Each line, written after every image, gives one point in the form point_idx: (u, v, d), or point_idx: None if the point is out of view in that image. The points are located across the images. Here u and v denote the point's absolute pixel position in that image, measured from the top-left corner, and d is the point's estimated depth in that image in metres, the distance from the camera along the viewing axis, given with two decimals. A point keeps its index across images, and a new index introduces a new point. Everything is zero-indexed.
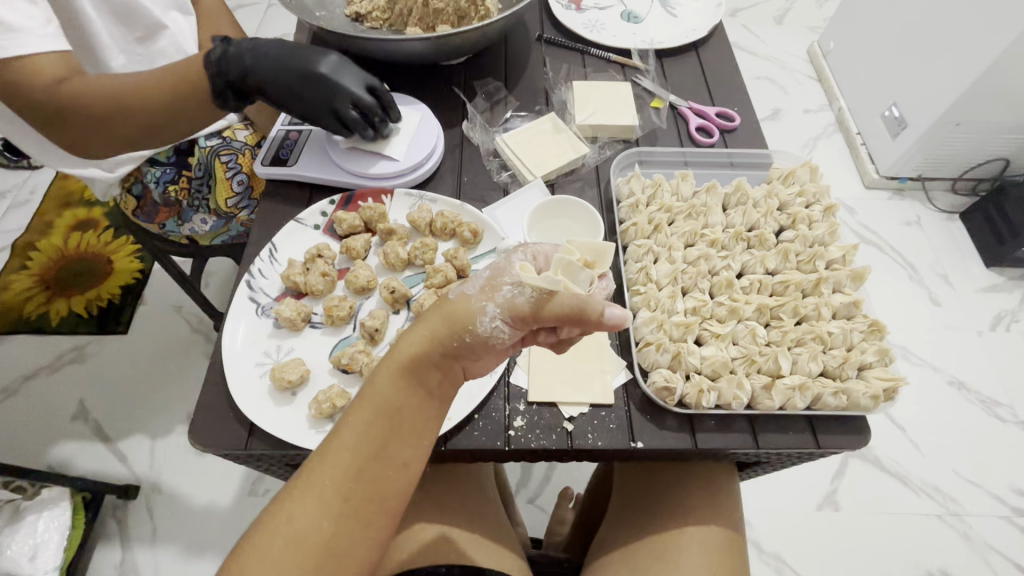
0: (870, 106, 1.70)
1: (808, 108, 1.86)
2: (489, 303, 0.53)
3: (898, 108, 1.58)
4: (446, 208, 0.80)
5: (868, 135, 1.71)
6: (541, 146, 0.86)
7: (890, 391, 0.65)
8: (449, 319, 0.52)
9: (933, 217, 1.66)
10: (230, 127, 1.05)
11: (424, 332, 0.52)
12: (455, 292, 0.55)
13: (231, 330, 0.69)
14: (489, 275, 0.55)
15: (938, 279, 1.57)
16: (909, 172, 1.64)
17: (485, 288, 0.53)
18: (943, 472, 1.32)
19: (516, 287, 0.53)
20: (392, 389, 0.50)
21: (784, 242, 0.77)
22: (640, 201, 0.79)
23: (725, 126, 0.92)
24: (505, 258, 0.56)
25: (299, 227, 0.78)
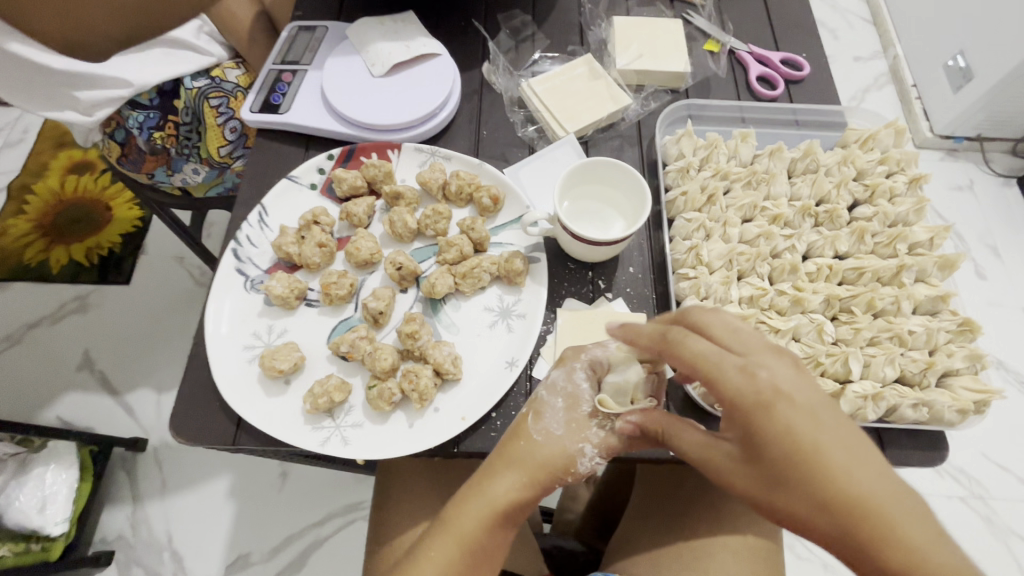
0: (930, 52, 1.44)
1: (858, 55, 1.58)
2: (587, 445, 0.49)
3: (965, 59, 1.34)
4: (462, 168, 0.69)
5: (925, 88, 1.45)
6: (574, 96, 0.73)
7: (980, 405, 0.56)
8: (542, 462, 0.48)
9: (988, 181, 1.44)
10: (219, 66, 0.91)
11: (518, 475, 0.48)
12: (537, 427, 0.50)
13: (216, 307, 0.60)
14: (568, 404, 0.51)
15: (987, 251, 1.37)
16: (967, 131, 1.41)
17: (573, 427, 0.50)
18: (970, 452, 1.15)
19: (606, 424, 0.50)
20: (480, 532, 0.47)
21: (860, 220, 0.66)
22: (690, 165, 0.67)
23: (792, 75, 0.77)
24: (567, 376, 0.52)
25: (292, 187, 0.68)
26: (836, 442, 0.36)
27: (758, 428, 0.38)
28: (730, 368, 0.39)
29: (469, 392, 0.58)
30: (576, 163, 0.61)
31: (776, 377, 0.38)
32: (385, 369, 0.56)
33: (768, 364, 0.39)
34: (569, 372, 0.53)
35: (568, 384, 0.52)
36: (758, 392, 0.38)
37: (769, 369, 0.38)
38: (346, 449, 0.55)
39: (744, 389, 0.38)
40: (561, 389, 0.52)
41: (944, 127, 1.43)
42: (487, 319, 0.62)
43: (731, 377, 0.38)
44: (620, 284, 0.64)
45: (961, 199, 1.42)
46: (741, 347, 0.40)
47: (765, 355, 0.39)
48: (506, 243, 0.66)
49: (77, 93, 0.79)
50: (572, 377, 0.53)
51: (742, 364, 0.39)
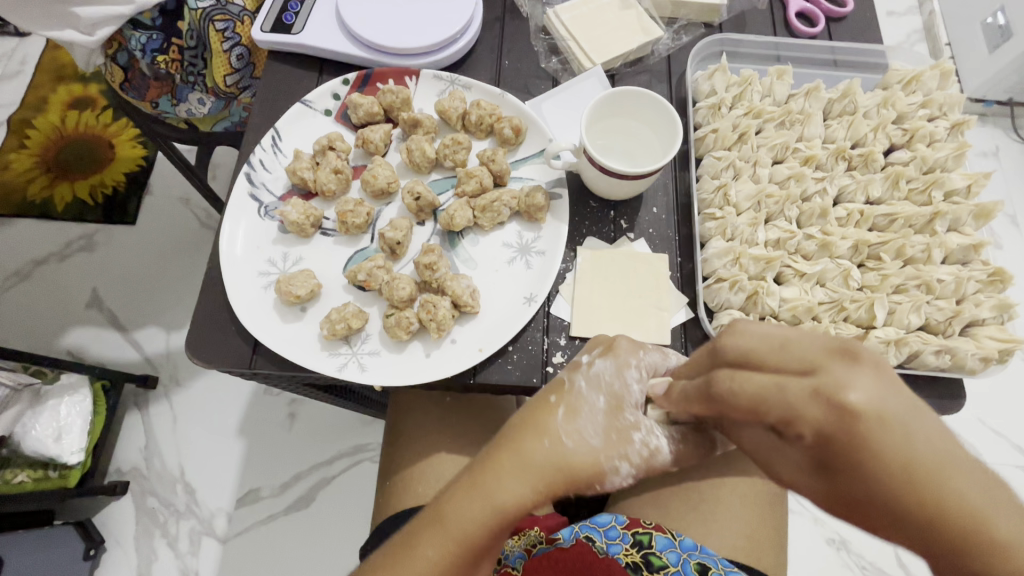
0: (968, 8, 1.36)
1: (891, 10, 1.41)
2: (623, 464, 0.45)
3: (1005, 17, 1.27)
4: (483, 98, 0.66)
5: (958, 47, 1.37)
6: (601, 25, 0.70)
7: (1005, 354, 0.55)
8: (562, 470, 0.43)
9: (1014, 149, 1.39)
10: None
11: (531, 481, 0.42)
12: (568, 428, 0.44)
13: (230, 231, 0.59)
14: (610, 406, 0.46)
15: (1006, 220, 1.33)
16: (998, 95, 1.35)
17: (612, 439, 0.45)
18: (966, 419, 1.16)
19: (652, 435, 0.46)
20: (485, 536, 0.42)
21: (896, 165, 0.63)
22: (722, 102, 0.64)
23: (833, 12, 0.73)
24: (617, 372, 0.48)
25: (307, 112, 0.65)
26: (932, 454, 0.32)
27: (847, 455, 0.31)
28: (799, 391, 0.31)
29: (486, 327, 0.57)
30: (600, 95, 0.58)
31: (861, 397, 0.30)
32: (403, 299, 0.55)
33: (848, 377, 0.31)
34: (619, 368, 0.48)
35: (614, 380, 0.48)
36: (843, 415, 0.30)
37: (854, 385, 0.30)
38: (363, 375, 0.54)
39: (827, 416, 0.30)
40: (605, 385, 0.47)
41: (975, 89, 1.36)
42: (506, 255, 0.61)
43: (798, 405, 0.31)
44: (643, 224, 0.62)
45: (984, 165, 1.38)
46: (801, 363, 0.32)
47: (834, 363, 0.31)
48: (526, 178, 0.64)
49: (76, 10, 0.76)
50: (621, 374, 0.48)
51: (813, 383, 0.31)
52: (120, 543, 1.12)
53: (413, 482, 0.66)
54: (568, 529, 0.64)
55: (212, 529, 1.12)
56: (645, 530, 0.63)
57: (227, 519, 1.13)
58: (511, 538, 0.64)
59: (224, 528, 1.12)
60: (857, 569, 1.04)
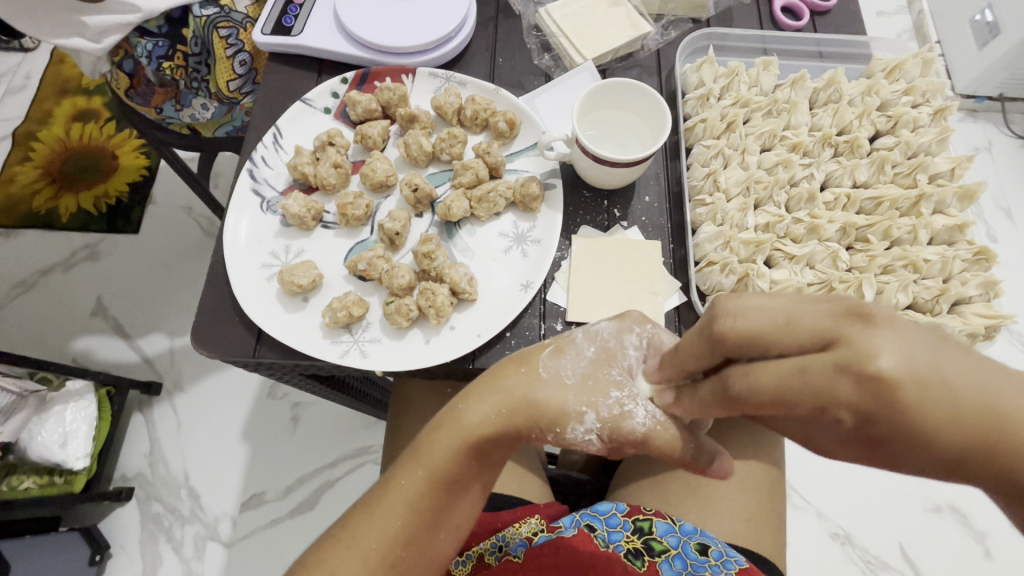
0: (957, 5, 1.37)
1: (881, 9, 1.47)
2: (590, 411, 0.43)
3: (993, 13, 1.29)
4: (478, 93, 0.68)
5: (948, 44, 1.40)
6: (591, 22, 0.73)
7: (991, 330, 0.56)
8: (528, 401, 0.44)
9: (1006, 143, 1.41)
10: None
11: (494, 408, 0.44)
12: (547, 363, 0.45)
13: (233, 224, 0.61)
14: (600, 355, 0.45)
15: (1000, 213, 1.35)
16: (990, 91, 1.37)
17: (586, 385, 0.44)
18: None
19: (632, 400, 0.43)
20: (453, 464, 0.44)
21: (881, 150, 0.65)
22: (710, 92, 0.66)
23: (818, 6, 0.75)
24: (617, 333, 0.46)
25: (306, 110, 0.67)
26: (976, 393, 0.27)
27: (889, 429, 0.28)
28: (822, 371, 0.28)
29: (484, 313, 0.59)
30: (593, 87, 0.59)
31: (895, 364, 0.27)
32: (402, 286, 0.57)
33: (872, 343, 0.27)
34: (621, 330, 0.46)
35: (612, 340, 0.46)
36: (874, 387, 0.27)
37: (883, 349, 0.27)
38: (364, 362, 0.56)
39: (858, 396, 0.27)
40: (601, 341, 0.46)
41: (966, 85, 1.38)
42: (502, 244, 0.63)
43: (826, 388, 0.28)
44: (636, 213, 0.64)
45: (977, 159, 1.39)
46: (813, 337, 0.29)
47: (850, 331, 0.28)
48: (521, 169, 0.66)
49: (85, 19, 0.80)
50: (621, 336, 0.46)
51: (835, 359, 0.28)
52: (125, 549, 1.13)
53: None
54: (569, 517, 0.65)
55: (216, 533, 1.13)
56: (646, 517, 0.64)
57: (232, 523, 1.13)
58: (513, 526, 0.64)
59: (228, 532, 1.13)
60: (861, 563, 1.04)
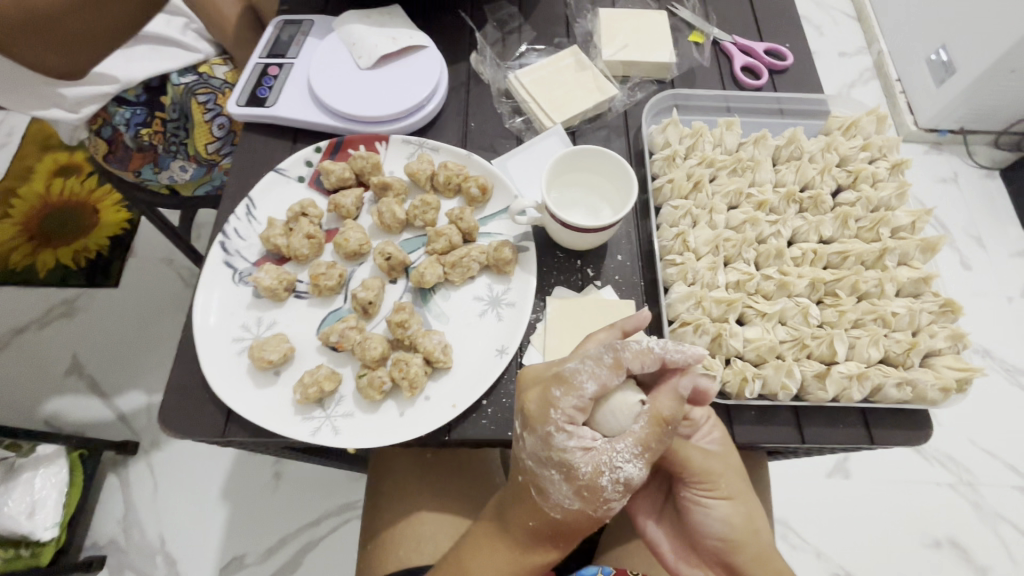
0: (914, 46, 1.45)
1: (842, 50, 1.58)
2: (613, 503, 0.48)
3: (947, 53, 1.36)
4: (451, 159, 0.70)
5: (909, 82, 1.46)
6: (559, 86, 0.75)
7: (963, 383, 0.57)
8: (559, 529, 0.50)
9: (972, 173, 1.46)
10: (207, 63, 1.00)
11: (532, 548, 0.52)
12: (551, 502, 0.49)
13: (204, 300, 0.60)
14: (565, 475, 0.48)
15: (971, 241, 1.39)
16: (951, 124, 1.42)
17: (586, 496, 0.48)
18: (957, 441, 1.20)
19: (617, 471, 0.47)
20: None
21: (843, 205, 0.67)
22: (676, 153, 0.68)
23: (775, 65, 0.79)
24: (548, 445, 0.48)
25: (280, 180, 0.67)
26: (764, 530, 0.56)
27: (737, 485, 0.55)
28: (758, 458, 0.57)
29: (459, 382, 0.58)
30: (564, 150, 0.61)
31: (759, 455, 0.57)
32: (375, 358, 0.56)
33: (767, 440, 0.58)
34: (545, 439, 0.48)
35: (548, 451, 0.48)
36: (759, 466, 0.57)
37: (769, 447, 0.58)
38: (336, 439, 0.55)
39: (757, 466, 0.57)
40: (549, 458, 0.48)
41: (928, 120, 1.44)
42: (477, 308, 0.62)
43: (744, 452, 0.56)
44: (609, 272, 0.65)
45: (946, 190, 1.43)
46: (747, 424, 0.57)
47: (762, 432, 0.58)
48: (495, 233, 0.66)
49: (62, 91, 0.86)
50: (549, 442, 0.48)
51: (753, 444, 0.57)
52: None
53: (395, 543, 0.65)
54: None
55: None
56: None
57: None
58: None
59: None
60: None
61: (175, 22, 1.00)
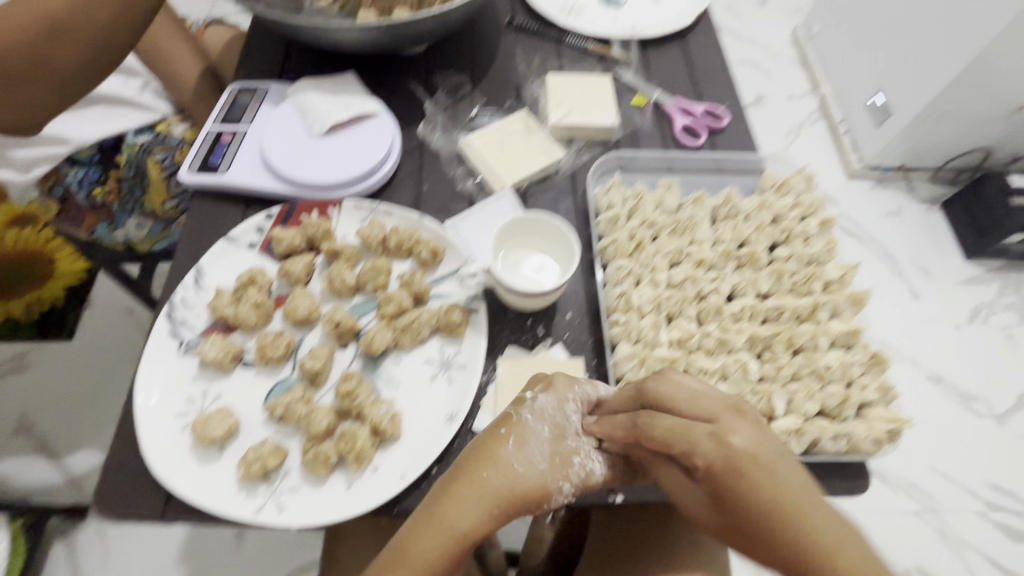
0: (852, 90, 1.54)
1: (791, 93, 1.68)
2: (565, 483, 0.54)
3: (883, 97, 1.44)
4: (403, 222, 0.71)
5: (852, 122, 1.55)
6: (509, 150, 0.78)
7: (894, 434, 0.59)
8: (515, 488, 0.52)
9: (915, 208, 1.53)
10: (164, 122, 1.05)
11: (484, 503, 0.51)
12: (519, 457, 0.53)
13: (148, 374, 0.59)
14: (553, 437, 0.55)
15: (919, 272, 1.45)
16: (892, 161, 1.51)
17: (556, 462, 0.54)
18: (919, 468, 1.24)
19: (589, 458, 0.55)
20: (439, 561, 0.49)
21: (777, 261, 0.70)
22: (619, 215, 0.71)
23: (713, 126, 0.84)
24: (558, 406, 0.56)
25: (230, 247, 0.67)
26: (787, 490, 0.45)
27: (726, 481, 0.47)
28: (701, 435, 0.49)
29: (409, 450, 0.58)
30: (544, 216, 0.65)
31: (741, 442, 0.48)
32: (320, 431, 0.56)
33: (732, 425, 0.49)
34: (560, 401, 0.56)
35: (557, 413, 0.56)
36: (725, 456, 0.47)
37: (736, 431, 0.48)
38: (280, 516, 0.53)
39: (714, 452, 0.48)
40: (550, 418, 0.55)
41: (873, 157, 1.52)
42: (428, 372, 0.63)
43: (696, 439, 0.49)
44: (559, 330, 0.66)
45: (891, 223, 1.50)
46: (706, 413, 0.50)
47: (727, 416, 0.50)
48: (446, 294, 0.67)
49: (16, 154, 0.95)
50: (563, 407, 0.56)
51: (711, 428, 0.49)
52: None
53: None
54: None
55: None
56: None
57: None
58: None
59: None
60: None
61: (133, 83, 1.05)
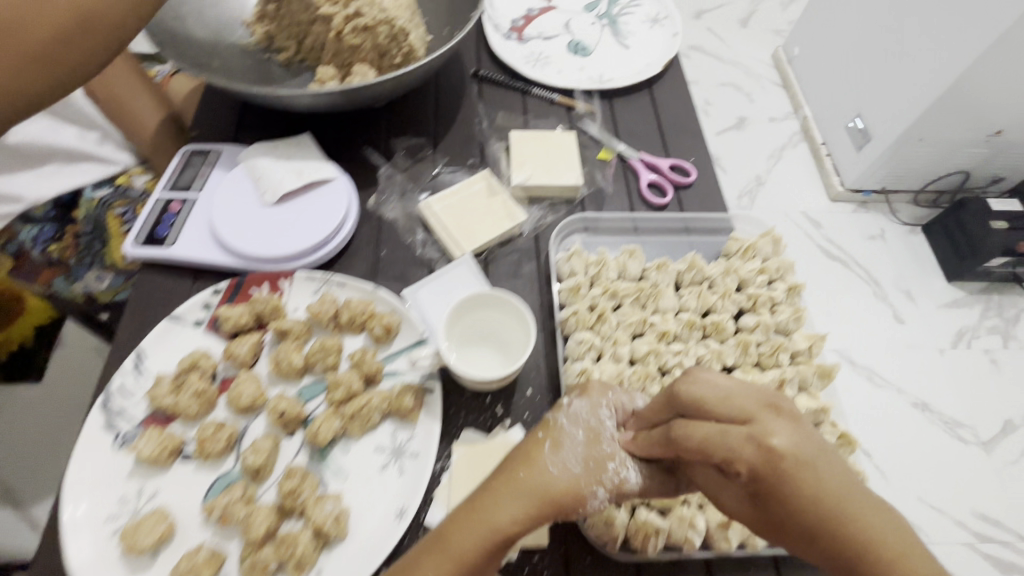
0: (835, 107, 1.36)
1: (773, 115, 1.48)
2: (600, 488, 0.51)
3: (864, 120, 1.28)
4: (356, 294, 0.68)
5: (834, 145, 1.38)
6: (470, 213, 0.76)
7: None
8: (550, 491, 0.49)
9: (898, 230, 1.38)
10: (126, 174, 1.03)
11: (523, 501, 0.49)
12: (554, 459, 0.51)
13: (79, 473, 0.56)
14: (587, 440, 0.53)
15: (904, 297, 1.31)
16: (873, 185, 1.34)
17: (591, 466, 0.52)
18: None
19: (623, 465, 0.52)
20: (477, 555, 0.47)
21: (744, 331, 0.68)
22: (580, 284, 0.69)
23: (680, 182, 0.82)
24: (592, 411, 0.56)
25: (174, 326, 0.64)
26: (833, 488, 0.43)
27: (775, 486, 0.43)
28: (737, 436, 0.44)
29: (355, 550, 0.55)
30: (506, 295, 0.63)
31: (783, 442, 0.43)
32: (259, 536, 0.53)
33: (773, 426, 0.44)
34: (593, 406, 0.56)
35: (590, 418, 0.55)
36: (768, 456, 0.43)
37: (777, 432, 0.44)
38: None
39: (757, 457, 0.43)
40: (584, 422, 0.55)
41: (853, 180, 1.35)
42: (379, 460, 0.60)
43: (736, 446, 0.44)
44: (518, 409, 0.64)
45: (874, 248, 1.35)
46: (740, 413, 0.45)
47: (765, 416, 0.45)
48: (400, 372, 0.64)
49: None
50: (596, 413, 0.56)
51: (749, 430, 0.44)
52: None
53: None
54: None
55: None
56: None
57: None
58: None
59: None
60: None
61: (89, 135, 1.03)
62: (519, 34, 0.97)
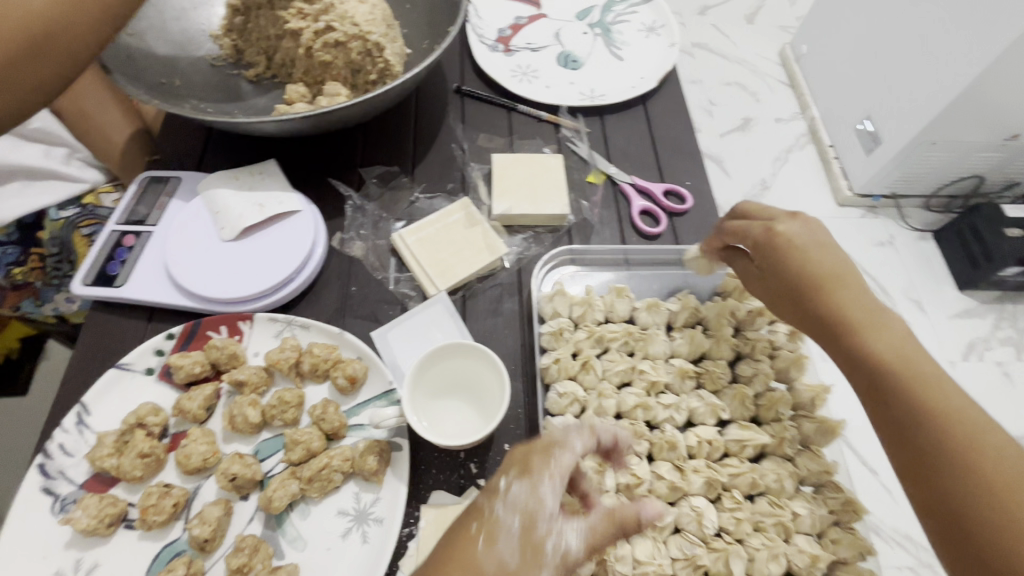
0: (843, 107, 1.26)
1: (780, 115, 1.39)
2: None
3: (873, 123, 1.19)
4: (321, 337, 0.63)
5: (842, 148, 1.29)
6: (447, 245, 0.70)
7: None
8: None
9: (908, 237, 1.30)
10: (94, 192, 0.93)
11: None
12: (488, 556, 0.42)
13: (12, 542, 0.51)
14: (524, 529, 0.43)
15: (912, 305, 1.24)
16: (883, 189, 1.26)
17: (528, 555, 0.42)
18: None
19: (563, 536, 0.43)
20: None
21: (740, 381, 0.63)
22: (564, 328, 0.63)
23: (675, 208, 0.76)
24: (531, 490, 0.44)
25: (123, 376, 0.60)
26: (951, 401, 0.47)
27: (883, 363, 0.50)
28: (866, 315, 0.53)
29: None
30: (485, 351, 0.59)
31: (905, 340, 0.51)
32: None
33: (895, 327, 0.52)
34: (532, 488, 0.44)
35: (530, 499, 0.44)
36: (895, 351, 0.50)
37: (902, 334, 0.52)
38: None
39: (889, 343, 0.51)
40: (521, 508, 0.44)
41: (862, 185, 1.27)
42: (339, 527, 0.55)
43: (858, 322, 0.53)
44: (493, 467, 0.59)
45: (884, 255, 1.28)
46: (866, 309, 0.54)
47: (881, 315, 0.53)
48: (365, 427, 0.59)
49: None
50: (537, 492, 0.45)
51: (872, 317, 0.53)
52: None
53: None
54: None
55: None
56: None
57: None
58: None
59: None
60: None
61: (56, 152, 0.94)
62: (506, 45, 0.90)
